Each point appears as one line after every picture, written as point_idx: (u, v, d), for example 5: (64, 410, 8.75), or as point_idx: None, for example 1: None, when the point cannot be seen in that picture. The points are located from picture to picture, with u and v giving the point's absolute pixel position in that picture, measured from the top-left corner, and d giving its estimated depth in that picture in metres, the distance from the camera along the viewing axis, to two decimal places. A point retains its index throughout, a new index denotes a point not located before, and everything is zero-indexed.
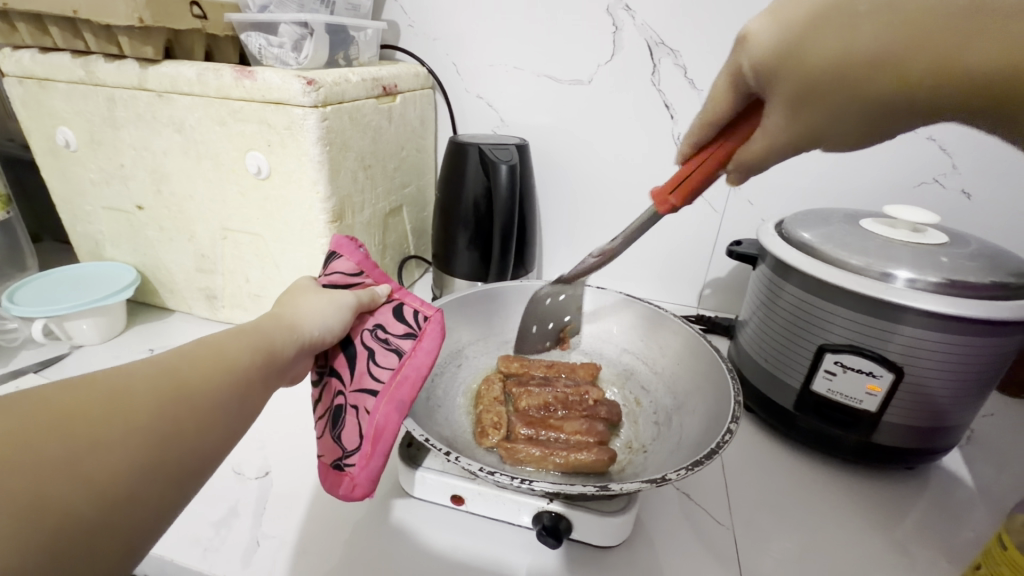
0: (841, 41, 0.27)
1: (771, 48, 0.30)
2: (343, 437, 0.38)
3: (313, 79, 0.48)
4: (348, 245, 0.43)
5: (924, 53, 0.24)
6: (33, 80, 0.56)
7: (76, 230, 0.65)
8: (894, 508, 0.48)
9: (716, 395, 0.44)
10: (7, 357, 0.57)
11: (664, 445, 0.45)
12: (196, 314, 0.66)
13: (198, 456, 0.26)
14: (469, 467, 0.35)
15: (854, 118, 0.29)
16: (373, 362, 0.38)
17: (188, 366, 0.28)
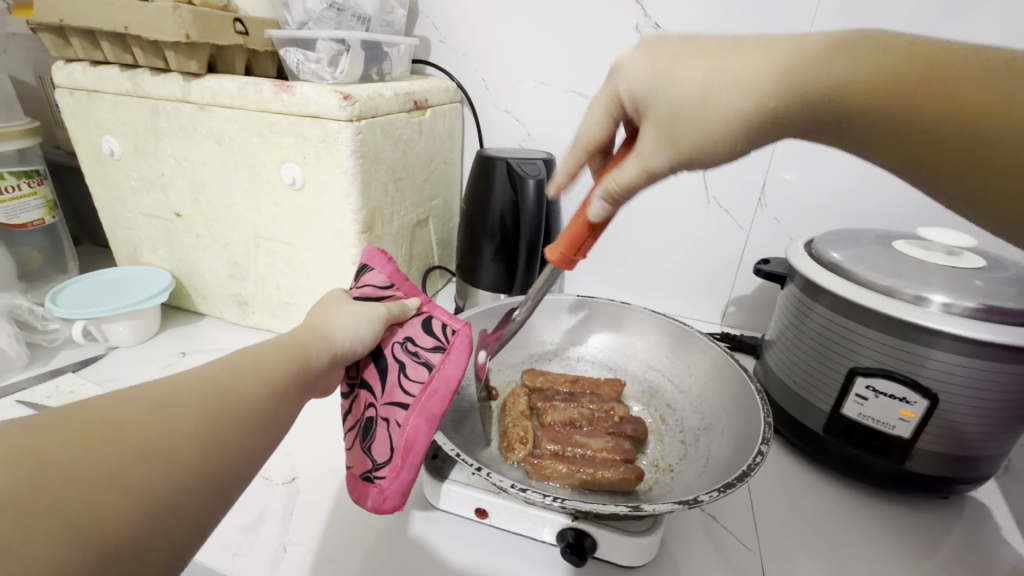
0: (705, 70, 0.28)
1: (641, 77, 0.31)
2: (374, 449, 0.38)
3: (349, 94, 0.49)
4: (380, 257, 0.43)
5: (796, 75, 0.25)
6: (83, 91, 0.58)
7: (116, 235, 0.67)
8: (927, 538, 0.46)
9: (745, 415, 0.43)
10: (48, 357, 0.59)
11: (689, 467, 0.44)
12: (225, 319, 0.68)
13: (240, 463, 0.27)
14: (500, 484, 0.35)
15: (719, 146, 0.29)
16: (404, 373, 0.38)
17: (229, 377, 0.29)
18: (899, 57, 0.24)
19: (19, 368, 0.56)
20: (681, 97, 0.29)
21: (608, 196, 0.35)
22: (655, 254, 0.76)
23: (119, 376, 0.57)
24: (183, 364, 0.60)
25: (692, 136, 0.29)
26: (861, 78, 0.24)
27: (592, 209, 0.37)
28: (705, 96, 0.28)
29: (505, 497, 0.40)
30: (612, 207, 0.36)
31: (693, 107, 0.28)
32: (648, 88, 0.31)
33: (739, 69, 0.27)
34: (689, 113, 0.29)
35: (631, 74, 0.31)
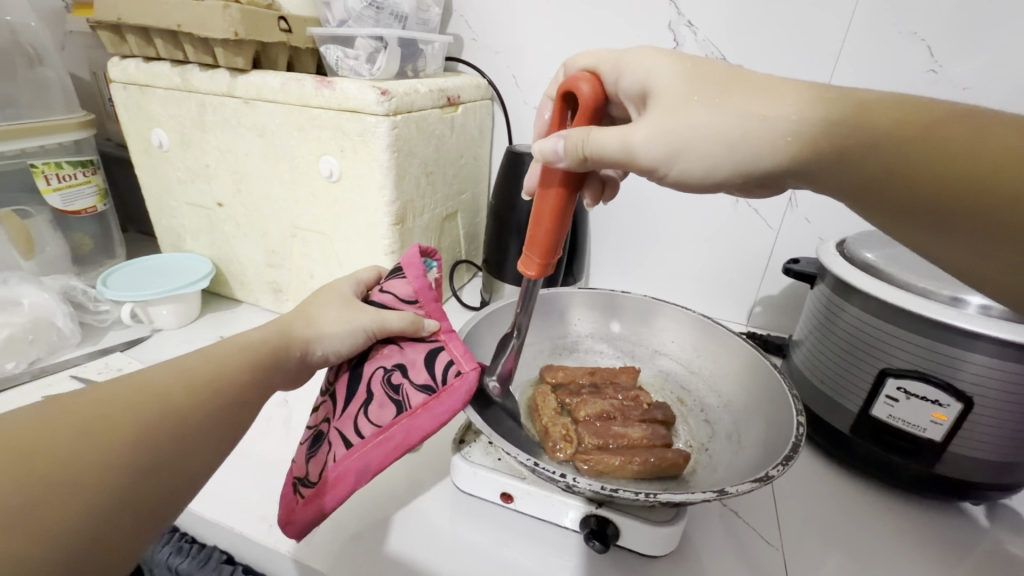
0: (755, 100, 0.30)
1: (662, 84, 0.33)
2: (313, 462, 0.40)
3: (386, 90, 0.51)
4: (415, 267, 0.43)
5: (828, 130, 0.28)
6: (136, 86, 0.61)
7: (162, 223, 0.70)
8: (959, 547, 0.45)
9: (767, 392, 0.46)
10: (98, 336, 0.63)
11: (725, 449, 0.46)
12: (261, 305, 0.71)
13: (199, 446, 0.30)
14: (590, 489, 0.35)
15: (709, 151, 0.31)
16: (369, 407, 0.39)
17: (191, 368, 0.32)
18: (921, 122, 0.27)
19: (72, 346, 0.60)
20: (725, 125, 0.30)
21: (568, 138, 0.34)
22: (682, 252, 0.76)
23: (163, 357, 0.60)
24: None
25: (727, 164, 0.31)
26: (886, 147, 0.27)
27: (547, 144, 0.35)
28: (758, 120, 0.30)
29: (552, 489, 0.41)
30: (563, 155, 0.35)
31: (744, 130, 0.30)
32: (673, 99, 0.32)
33: (784, 113, 0.29)
34: (738, 145, 0.30)
35: (659, 83, 0.34)
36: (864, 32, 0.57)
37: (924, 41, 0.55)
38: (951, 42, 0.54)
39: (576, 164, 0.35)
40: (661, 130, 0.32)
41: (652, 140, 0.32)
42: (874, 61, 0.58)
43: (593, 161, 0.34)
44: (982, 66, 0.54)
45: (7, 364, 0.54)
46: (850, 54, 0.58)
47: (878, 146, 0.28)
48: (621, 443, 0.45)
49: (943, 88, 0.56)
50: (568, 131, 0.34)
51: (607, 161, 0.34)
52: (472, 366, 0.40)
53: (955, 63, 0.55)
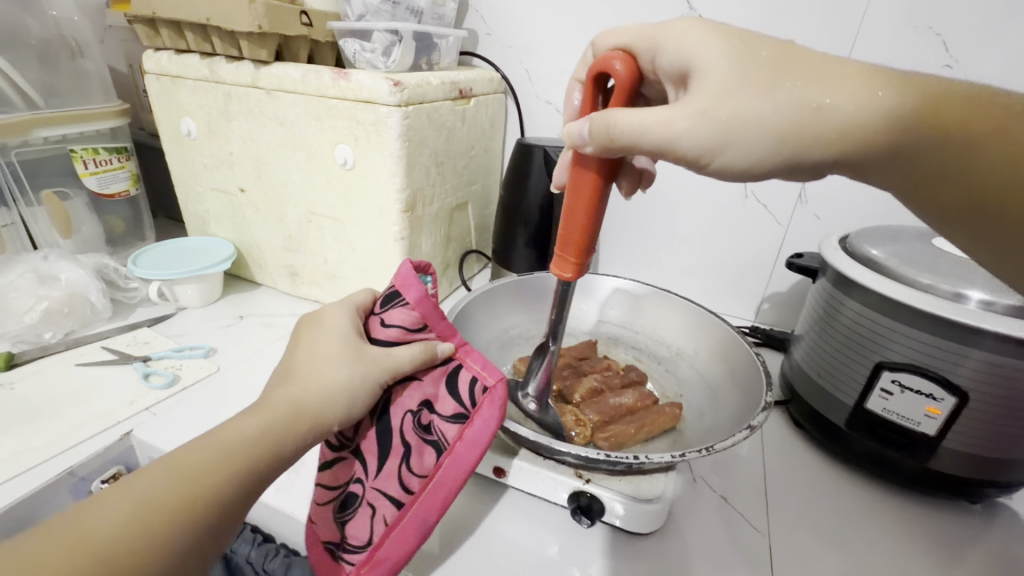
0: (807, 83, 0.28)
1: (702, 61, 0.29)
2: (351, 527, 0.38)
3: (399, 81, 0.53)
4: (411, 286, 0.40)
5: (884, 119, 0.28)
6: (167, 77, 0.65)
7: (188, 207, 0.74)
8: (953, 545, 0.45)
9: (720, 338, 0.52)
10: (127, 312, 0.67)
11: (696, 396, 0.51)
12: (279, 288, 0.74)
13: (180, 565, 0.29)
14: (662, 460, 0.37)
15: (761, 142, 0.29)
16: (410, 459, 0.38)
17: (161, 496, 0.29)
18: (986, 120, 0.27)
19: (103, 320, 0.64)
20: (789, 108, 0.28)
21: (595, 121, 0.31)
22: (690, 246, 0.76)
23: (186, 333, 0.64)
24: (240, 326, 0.66)
25: (772, 157, 0.29)
26: (950, 142, 0.28)
27: (574, 126, 0.33)
28: (816, 111, 0.28)
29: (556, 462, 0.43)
30: (590, 139, 0.32)
31: (804, 122, 0.28)
32: (719, 82, 0.28)
33: (853, 98, 0.28)
34: (799, 132, 0.28)
35: (702, 66, 0.29)
36: (878, 26, 0.56)
37: (938, 36, 0.54)
38: (966, 36, 0.54)
39: (602, 149, 0.32)
40: (712, 118, 0.29)
41: (699, 129, 0.29)
42: (887, 56, 0.57)
43: (623, 148, 0.31)
44: (998, 61, 0.53)
45: (45, 334, 0.58)
46: (862, 48, 0.58)
47: (937, 139, 0.28)
48: (623, 411, 0.46)
49: None
50: (594, 114, 0.32)
51: (643, 148, 0.30)
52: (496, 379, 0.39)
53: (970, 58, 0.54)
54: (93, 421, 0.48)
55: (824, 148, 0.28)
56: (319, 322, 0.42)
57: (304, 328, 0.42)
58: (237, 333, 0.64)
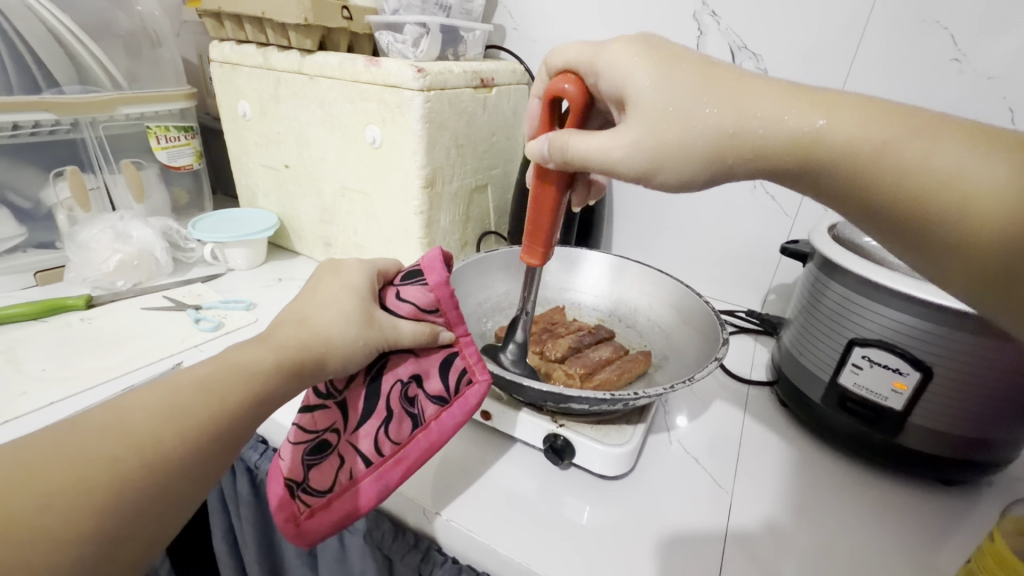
0: (729, 105, 0.31)
1: (647, 91, 0.33)
2: (316, 474, 0.44)
3: (422, 68, 0.59)
4: (435, 270, 0.45)
5: (803, 139, 0.29)
6: (228, 64, 0.74)
7: (241, 181, 0.83)
8: (926, 521, 0.46)
9: (679, 295, 0.56)
10: (186, 269, 0.76)
11: (660, 344, 0.56)
12: (315, 257, 0.82)
13: (205, 459, 0.32)
14: (656, 394, 0.42)
15: (694, 159, 0.33)
16: (389, 426, 0.44)
17: (187, 404, 0.32)
18: (928, 164, 0.26)
19: (165, 274, 0.74)
20: (708, 129, 0.32)
21: (552, 143, 0.38)
22: (699, 236, 0.79)
23: (232, 289, 0.73)
24: (279, 287, 0.74)
25: (703, 166, 0.33)
26: (889, 175, 0.27)
27: (535, 145, 0.39)
28: (735, 134, 0.31)
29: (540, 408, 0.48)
30: (549, 155, 0.39)
31: (719, 142, 0.32)
32: (648, 112, 0.33)
33: (773, 125, 0.30)
34: (716, 155, 0.32)
35: (639, 89, 0.33)
36: (887, 19, 0.57)
37: (946, 30, 0.55)
38: (975, 28, 0.54)
39: (561, 165, 0.39)
40: (645, 139, 0.33)
41: (634, 152, 0.34)
42: (895, 49, 0.58)
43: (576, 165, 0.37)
44: (1007, 54, 0.53)
45: (117, 282, 0.69)
46: (870, 42, 0.59)
47: (868, 179, 0.28)
48: (602, 361, 0.51)
49: (966, 78, 0.56)
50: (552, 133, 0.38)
51: (592, 163, 0.36)
52: (482, 377, 0.46)
53: (979, 51, 0.54)
54: (152, 352, 0.57)
55: (745, 164, 0.32)
56: (342, 273, 0.46)
57: (324, 276, 0.47)
58: (276, 292, 0.73)
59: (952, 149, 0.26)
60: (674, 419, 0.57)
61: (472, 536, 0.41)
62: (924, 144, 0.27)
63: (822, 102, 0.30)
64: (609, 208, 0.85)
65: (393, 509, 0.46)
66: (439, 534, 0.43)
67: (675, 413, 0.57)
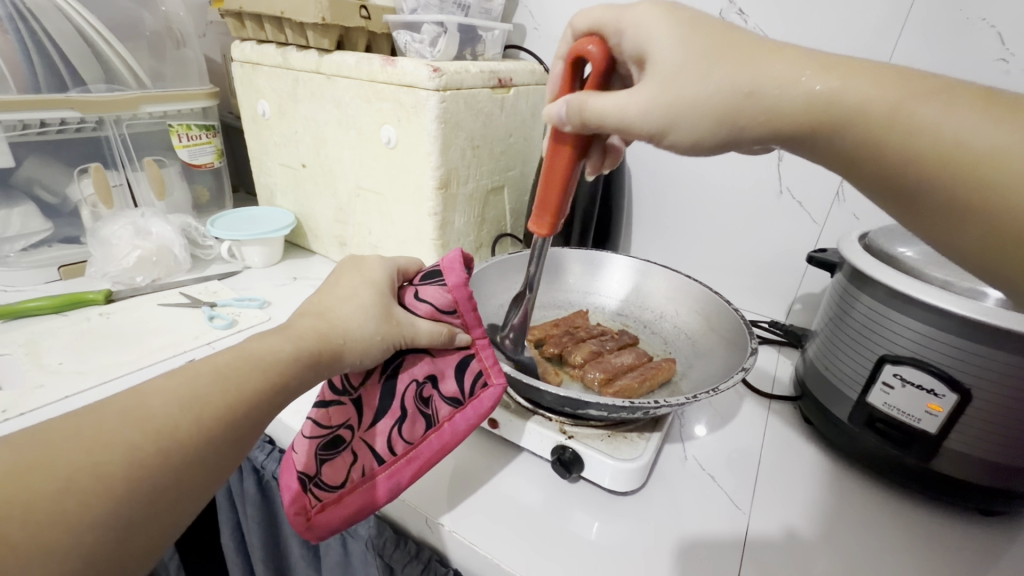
0: (742, 69, 0.29)
1: (667, 52, 0.31)
2: (328, 469, 0.43)
3: (438, 68, 0.58)
4: (453, 269, 0.44)
5: (823, 104, 0.27)
6: (249, 64, 0.74)
7: (261, 180, 0.84)
8: (958, 554, 0.43)
9: (708, 301, 0.53)
10: (204, 266, 0.77)
11: (685, 351, 0.53)
12: (330, 257, 0.82)
13: (219, 449, 0.31)
14: (679, 403, 0.40)
15: (706, 120, 0.30)
16: (403, 425, 0.43)
17: (204, 393, 0.32)
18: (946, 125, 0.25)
19: (183, 271, 0.74)
20: (717, 97, 0.30)
21: (570, 104, 0.35)
22: (721, 241, 0.76)
23: (248, 288, 0.73)
24: (294, 286, 0.74)
25: (716, 132, 0.31)
26: (900, 138, 0.26)
27: (554, 106, 0.37)
28: (752, 97, 0.29)
29: (548, 418, 0.46)
30: (566, 118, 0.36)
31: (737, 106, 0.29)
32: (668, 67, 0.31)
33: (788, 89, 0.28)
34: (725, 121, 0.30)
35: (658, 46, 0.31)
36: (928, 16, 0.54)
37: (993, 28, 0.52)
38: None
39: (579, 127, 0.36)
40: (661, 99, 0.31)
41: (648, 110, 0.32)
42: (936, 48, 0.55)
43: (595, 127, 0.35)
44: None
45: (137, 277, 0.70)
46: (907, 41, 0.56)
47: (884, 144, 0.26)
48: (621, 368, 0.49)
49: (1015, 79, 0.52)
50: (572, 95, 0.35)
51: (606, 128, 0.34)
52: (498, 380, 0.45)
53: None
54: (166, 348, 0.58)
55: (755, 131, 0.30)
56: (362, 269, 0.46)
57: (345, 270, 0.46)
58: (291, 291, 0.73)
59: (977, 108, 0.25)
60: (692, 429, 0.54)
61: (474, 549, 0.40)
62: (943, 109, 0.25)
63: (835, 65, 0.28)
64: (629, 211, 0.83)
65: (398, 516, 0.45)
66: (443, 544, 0.42)
67: (693, 425, 0.55)
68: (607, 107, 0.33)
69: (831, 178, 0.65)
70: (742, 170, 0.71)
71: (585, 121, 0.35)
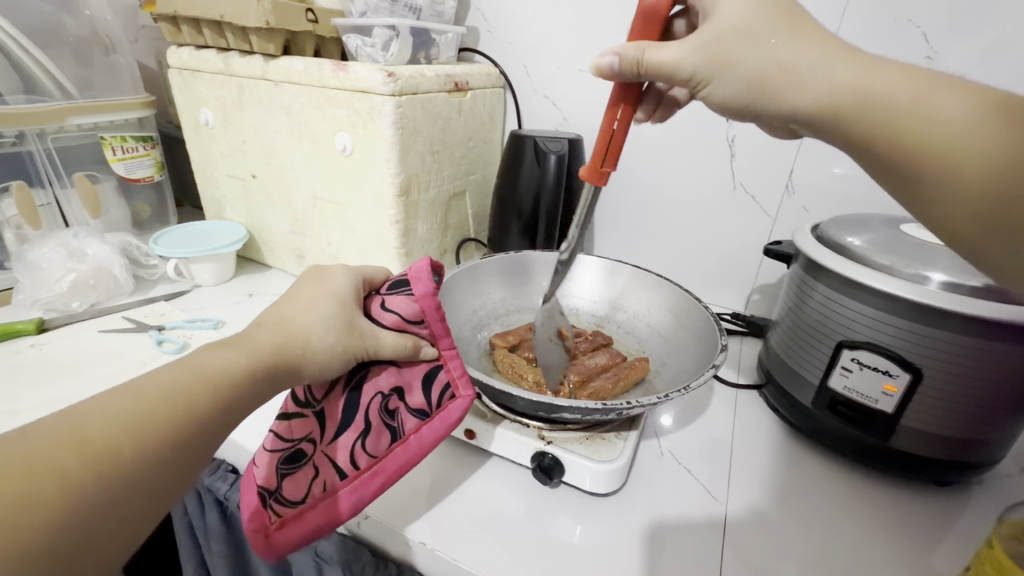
0: (784, 42, 0.31)
1: (727, 14, 0.32)
2: (289, 483, 0.42)
3: (393, 72, 0.57)
4: (421, 279, 0.43)
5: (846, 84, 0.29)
6: (188, 71, 0.70)
7: (207, 193, 0.79)
8: (917, 524, 0.45)
9: (679, 299, 0.54)
10: (148, 288, 0.72)
11: (658, 348, 0.54)
12: (287, 271, 0.79)
13: (164, 468, 0.29)
14: (652, 400, 0.41)
15: (741, 84, 0.32)
16: (366, 439, 0.42)
17: (149, 412, 0.30)
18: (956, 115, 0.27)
19: (125, 294, 0.69)
20: (753, 65, 0.32)
21: (625, 54, 0.35)
22: (681, 237, 0.78)
23: (199, 307, 0.69)
24: (249, 303, 0.71)
25: (748, 96, 0.33)
26: (903, 127, 0.28)
27: (601, 58, 0.36)
28: (783, 71, 0.31)
29: (526, 424, 0.46)
30: (618, 71, 0.36)
31: (770, 77, 0.31)
32: (726, 28, 0.32)
33: (814, 68, 0.30)
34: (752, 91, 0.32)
35: (721, 8, 0.33)
36: (860, 17, 0.57)
37: (917, 28, 0.55)
38: (948, 27, 0.54)
39: (630, 74, 0.36)
40: (705, 56, 0.33)
41: (695, 62, 0.33)
42: (869, 47, 0.58)
43: (648, 75, 0.36)
44: (984, 52, 0.53)
45: (72, 304, 0.64)
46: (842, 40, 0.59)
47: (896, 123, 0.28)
48: (595, 370, 0.49)
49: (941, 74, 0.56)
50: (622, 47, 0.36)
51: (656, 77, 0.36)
52: (467, 393, 0.43)
53: (949, 50, 0.55)
54: (110, 378, 0.54)
55: (777, 104, 0.32)
56: (324, 278, 0.44)
57: (307, 280, 0.44)
58: (246, 309, 0.69)
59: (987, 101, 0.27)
60: (666, 423, 0.55)
61: (457, 565, 0.38)
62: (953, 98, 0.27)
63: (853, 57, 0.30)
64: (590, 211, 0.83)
65: (375, 537, 0.43)
66: (424, 564, 0.41)
67: (667, 419, 0.56)
68: (662, 53, 0.34)
69: (780, 172, 0.68)
70: (697, 166, 0.72)
71: (641, 68, 0.36)
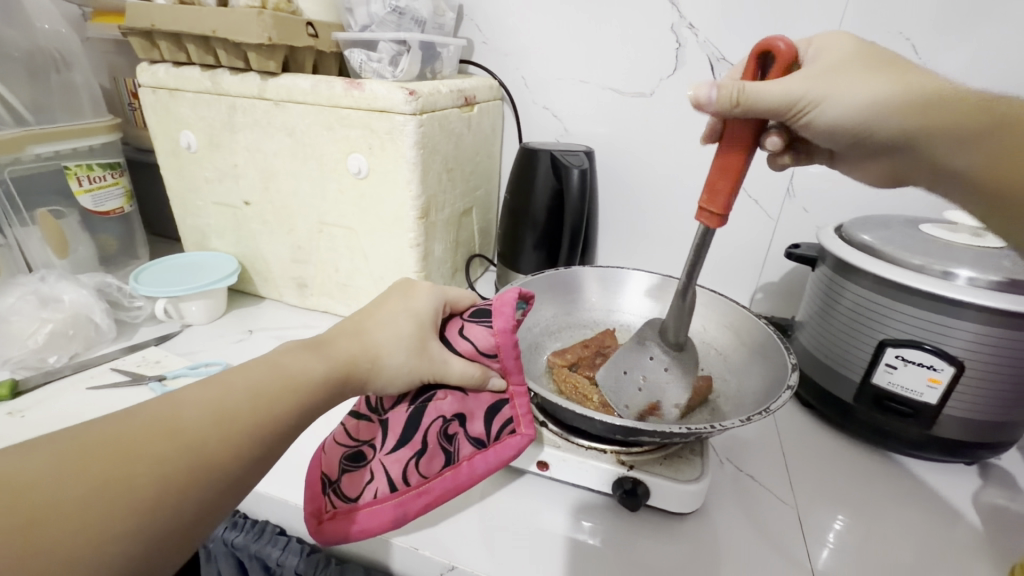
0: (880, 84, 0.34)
1: (843, 54, 0.36)
2: (346, 482, 0.40)
3: (414, 90, 0.54)
4: (504, 312, 0.40)
5: (954, 113, 0.33)
6: (164, 90, 0.64)
7: (187, 223, 0.72)
8: (959, 505, 0.49)
9: (735, 313, 0.55)
10: (131, 332, 0.65)
11: (717, 367, 0.55)
12: (285, 301, 0.73)
13: (238, 472, 0.28)
14: (727, 425, 0.40)
15: (869, 100, 0.34)
16: (421, 458, 0.40)
17: (234, 407, 0.29)
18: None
19: (107, 341, 0.62)
20: (882, 89, 0.34)
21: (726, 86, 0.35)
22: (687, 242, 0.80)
23: (197, 350, 0.62)
24: (252, 340, 0.65)
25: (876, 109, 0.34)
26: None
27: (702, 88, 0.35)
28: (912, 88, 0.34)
29: (603, 450, 0.45)
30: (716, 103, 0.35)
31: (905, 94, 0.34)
32: (838, 61, 0.35)
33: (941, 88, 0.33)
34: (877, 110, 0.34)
35: (832, 51, 0.36)
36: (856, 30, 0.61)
37: (908, 41, 0.59)
38: (935, 41, 0.59)
39: (723, 110, 0.36)
40: (819, 81, 0.34)
41: (806, 87, 0.34)
42: None
43: (745, 108, 0.35)
44: (966, 63, 0.59)
45: (48, 358, 0.56)
46: None
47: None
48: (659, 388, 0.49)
49: None
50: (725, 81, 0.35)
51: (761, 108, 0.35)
52: (528, 431, 0.41)
53: (936, 61, 0.59)
54: None
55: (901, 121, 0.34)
56: (409, 295, 0.41)
57: (391, 295, 0.42)
58: (250, 347, 0.64)
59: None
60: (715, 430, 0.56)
61: None
62: None
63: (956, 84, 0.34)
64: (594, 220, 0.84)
65: None
66: None
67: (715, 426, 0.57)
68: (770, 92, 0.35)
69: (782, 176, 0.71)
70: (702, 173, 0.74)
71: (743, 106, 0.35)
